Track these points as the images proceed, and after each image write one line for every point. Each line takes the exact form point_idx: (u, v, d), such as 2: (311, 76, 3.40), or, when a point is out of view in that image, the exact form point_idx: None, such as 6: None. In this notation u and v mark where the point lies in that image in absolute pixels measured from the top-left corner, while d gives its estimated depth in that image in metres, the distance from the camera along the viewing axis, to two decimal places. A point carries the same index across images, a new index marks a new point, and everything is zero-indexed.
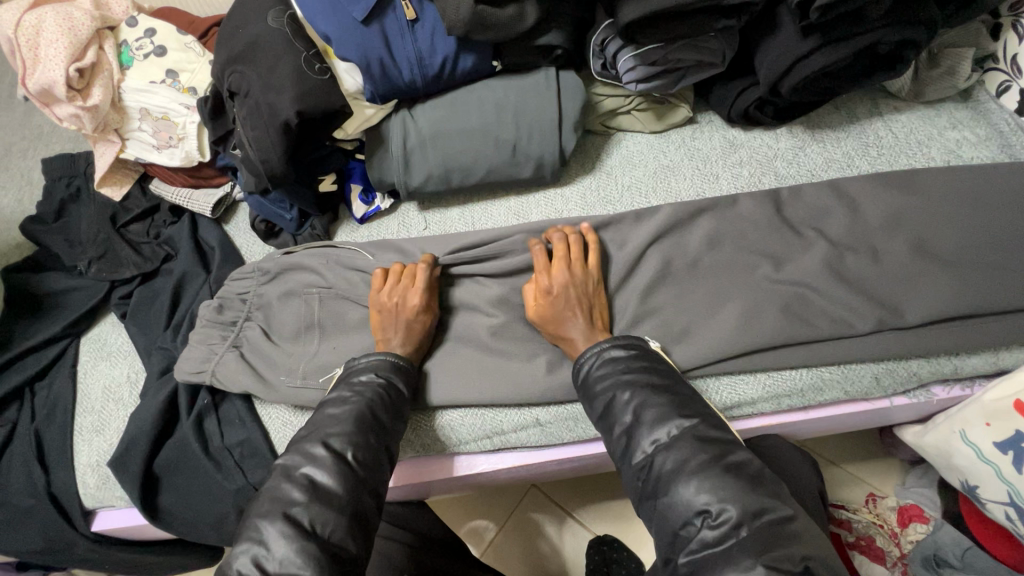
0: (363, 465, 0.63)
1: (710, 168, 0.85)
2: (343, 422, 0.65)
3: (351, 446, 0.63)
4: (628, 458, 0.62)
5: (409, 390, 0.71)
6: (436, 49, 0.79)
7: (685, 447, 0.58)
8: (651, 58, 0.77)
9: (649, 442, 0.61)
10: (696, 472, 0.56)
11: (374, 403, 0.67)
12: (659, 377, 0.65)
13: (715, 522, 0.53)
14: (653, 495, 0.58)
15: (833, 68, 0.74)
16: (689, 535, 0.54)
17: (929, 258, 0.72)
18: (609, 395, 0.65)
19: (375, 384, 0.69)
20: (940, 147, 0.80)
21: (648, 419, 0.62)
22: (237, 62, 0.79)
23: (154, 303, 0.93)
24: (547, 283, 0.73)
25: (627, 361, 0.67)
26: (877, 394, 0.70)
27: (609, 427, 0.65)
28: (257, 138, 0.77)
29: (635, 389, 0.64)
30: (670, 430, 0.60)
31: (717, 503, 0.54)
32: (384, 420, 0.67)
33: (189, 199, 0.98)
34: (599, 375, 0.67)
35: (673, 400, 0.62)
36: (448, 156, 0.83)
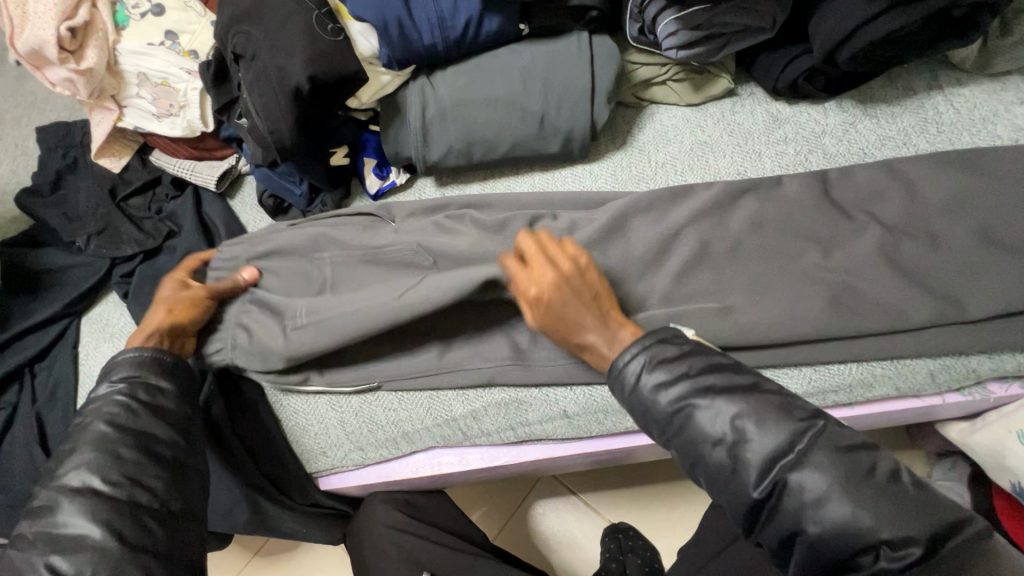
0: (127, 484, 0.56)
1: (752, 145, 0.79)
2: (84, 448, 0.57)
3: (94, 475, 0.55)
4: (739, 483, 0.52)
5: (173, 386, 0.63)
6: (460, 9, 0.73)
7: (823, 465, 0.49)
8: (696, 21, 0.71)
9: (767, 462, 0.51)
10: (849, 493, 0.48)
11: (115, 418, 0.58)
12: (735, 376, 0.55)
13: (892, 553, 0.47)
14: (796, 526, 0.50)
15: (899, 35, 0.67)
16: (857, 563, 0.49)
17: (994, 245, 0.66)
18: (686, 408, 0.54)
19: (114, 395, 0.60)
20: (1005, 125, 0.74)
21: (752, 431, 0.51)
22: (242, 21, 0.72)
23: (157, 281, 0.87)
24: (535, 289, 0.61)
25: (689, 361, 0.56)
26: (931, 390, 0.66)
27: (698, 448, 0.53)
28: (265, 105, 0.71)
29: (720, 395, 0.53)
30: (790, 440, 0.51)
31: (898, 533, 0.47)
32: (149, 426, 0.59)
33: (192, 170, 0.92)
34: (660, 382, 0.55)
35: (772, 402, 0.53)
36: (470, 128, 0.77)
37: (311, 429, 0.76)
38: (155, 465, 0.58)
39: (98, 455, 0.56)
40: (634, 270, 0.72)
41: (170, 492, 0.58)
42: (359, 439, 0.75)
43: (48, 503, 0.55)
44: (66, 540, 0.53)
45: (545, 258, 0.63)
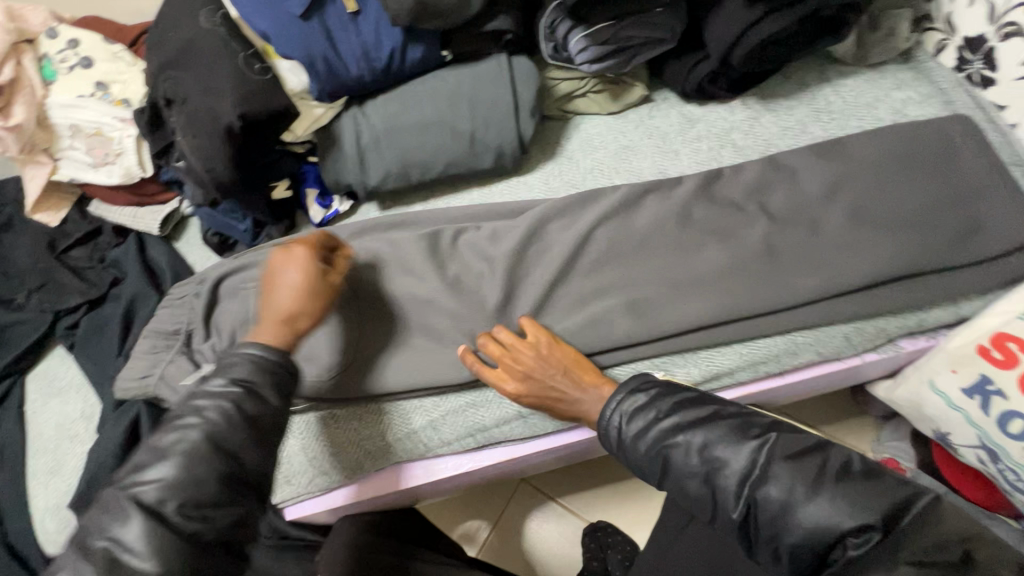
0: (199, 518, 0.49)
1: (670, 145, 0.86)
2: (171, 460, 0.50)
3: (168, 499, 0.49)
4: (721, 507, 0.57)
5: (280, 400, 0.58)
6: (382, 42, 0.76)
7: (780, 474, 0.53)
8: (603, 37, 0.77)
9: (739, 482, 0.55)
10: (811, 495, 0.51)
11: (218, 429, 0.52)
12: (700, 410, 0.61)
13: (857, 542, 0.48)
14: (774, 539, 0.53)
15: (781, 36, 0.74)
16: (833, 560, 0.50)
17: (887, 213, 0.73)
18: (662, 447, 0.61)
19: (223, 401, 0.54)
20: (887, 109, 0.82)
21: (721, 459, 0.57)
22: (171, 67, 0.75)
23: (104, 330, 0.86)
24: (512, 383, 0.70)
25: (656, 404, 0.63)
26: (849, 352, 0.72)
27: (682, 484, 0.60)
28: (199, 146, 0.73)
29: (687, 430, 0.60)
30: (752, 458, 0.55)
31: (855, 523, 0.48)
32: (239, 450, 0.53)
33: (134, 218, 0.93)
34: (639, 431, 0.63)
35: (732, 425, 0.58)
36: (406, 151, 0.81)
37: None
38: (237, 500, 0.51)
39: (176, 475, 0.50)
40: (572, 271, 0.76)
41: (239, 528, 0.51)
42: (322, 463, 0.75)
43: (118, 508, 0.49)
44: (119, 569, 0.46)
45: (509, 354, 0.71)
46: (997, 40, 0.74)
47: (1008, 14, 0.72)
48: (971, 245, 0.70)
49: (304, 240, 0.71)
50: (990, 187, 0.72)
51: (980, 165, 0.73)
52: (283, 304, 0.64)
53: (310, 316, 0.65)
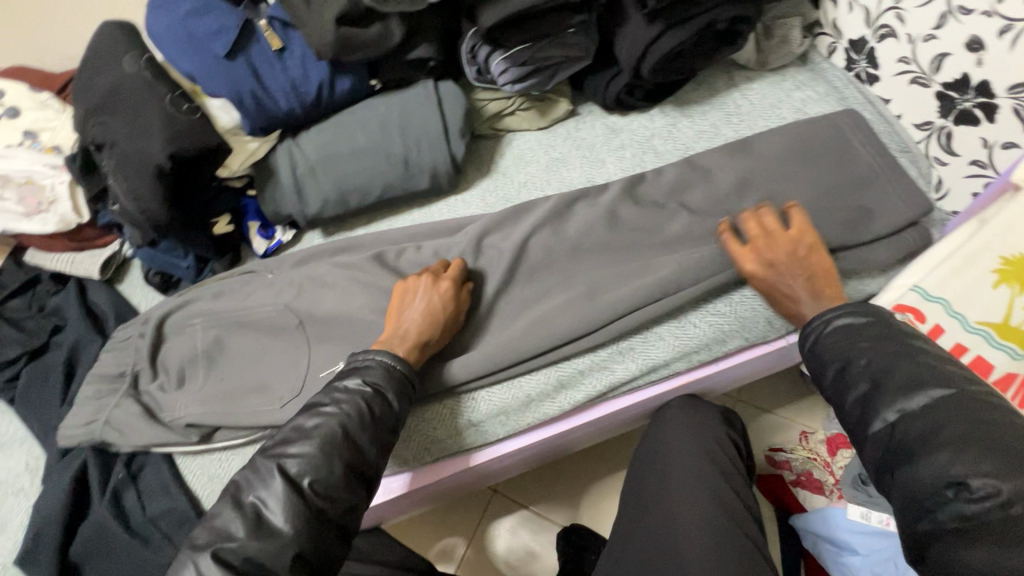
0: (324, 495, 0.59)
1: (596, 155, 0.90)
2: (312, 440, 0.61)
3: (308, 474, 0.59)
4: (861, 423, 0.56)
5: (401, 406, 0.66)
6: (310, 75, 0.79)
7: (952, 418, 0.50)
8: (522, 59, 0.81)
9: (893, 412, 0.53)
10: (952, 443, 0.48)
11: (349, 420, 0.62)
12: (901, 341, 0.56)
13: (972, 497, 0.46)
14: (895, 463, 0.52)
15: (683, 48, 0.80)
16: (935, 509, 0.48)
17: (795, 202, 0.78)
18: (842, 362, 0.58)
19: (358, 398, 0.64)
20: (789, 109, 0.88)
21: (894, 387, 0.54)
22: (99, 113, 0.75)
23: (47, 380, 0.85)
24: (754, 258, 0.71)
25: (859, 328, 0.59)
26: (773, 334, 0.77)
27: (841, 397, 0.58)
28: (132, 188, 0.73)
29: (874, 356, 0.56)
30: (923, 394, 0.52)
31: (979, 478, 0.46)
32: (364, 442, 0.62)
33: (72, 263, 0.92)
34: (829, 345, 0.60)
35: (924, 369, 0.53)
36: (342, 178, 0.83)
37: None
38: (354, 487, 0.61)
39: (316, 457, 0.60)
40: (511, 279, 0.79)
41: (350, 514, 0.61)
42: None
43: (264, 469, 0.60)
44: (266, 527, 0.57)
45: (774, 229, 0.71)
46: (875, 41, 0.82)
47: (881, 17, 0.79)
48: (867, 226, 0.75)
49: (444, 269, 0.77)
50: (879, 174, 0.79)
51: (872, 157, 0.80)
52: (413, 329, 0.71)
53: (436, 341, 0.72)
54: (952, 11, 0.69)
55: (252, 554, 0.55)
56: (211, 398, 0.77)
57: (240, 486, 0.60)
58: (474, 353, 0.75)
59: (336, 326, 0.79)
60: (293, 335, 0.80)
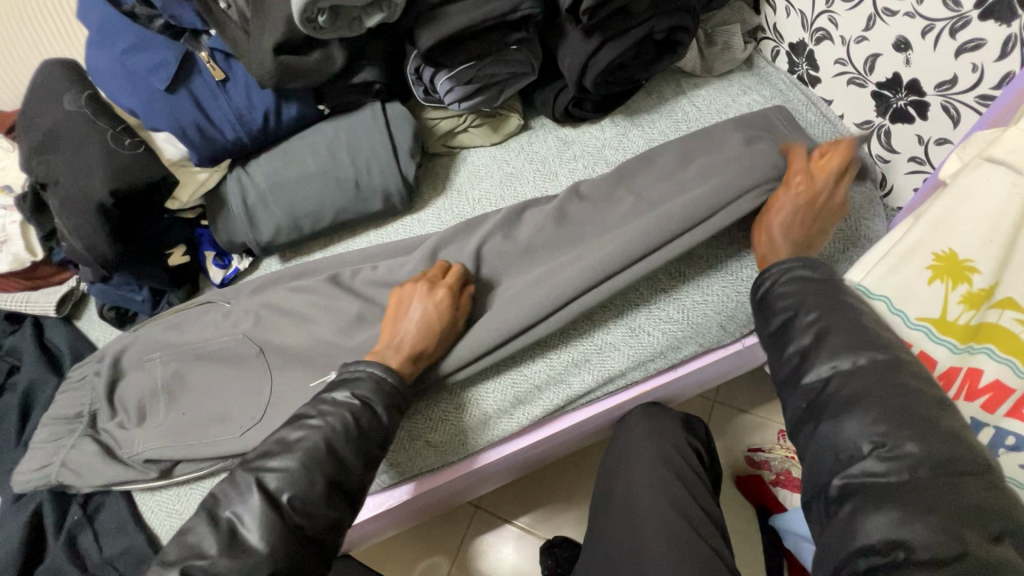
0: (303, 512, 0.58)
1: (549, 168, 0.91)
2: (295, 453, 0.60)
3: (289, 489, 0.58)
4: (796, 376, 0.55)
5: (389, 420, 0.65)
6: (255, 104, 0.79)
7: (876, 383, 0.50)
8: (466, 77, 0.82)
9: (826, 367, 0.53)
10: (874, 403, 0.49)
11: (335, 436, 0.61)
12: (846, 297, 0.57)
13: (886, 455, 0.47)
14: (819, 416, 0.52)
15: (624, 59, 0.81)
16: (851, 471, 0.48)
17: None
18: (792, 313, 0.58)
19: (346, 409, 0.63)
20: (735, 113, 0.89)
21: (835, 343, 0.54)
22: (41, 151, 0.75)
23: (3, 422, 0.84)
24: (796, 178, 0.71)
25: (812, 281, 0.59)
26: (727, 338, 0.77)
27: (780, 347, 0.58)
28: (75, 225, 0.73)
29: (822, 311, 0.56)
30: (855, 357, 0.52)
31: (892, 439, 0.47)
32: (344, 453, 0.62)
33: (26, 301, 0.91)
34: (783, 295, 0.60)
35: (863, 331, 0.54)
36: (293, 204, 0.83)
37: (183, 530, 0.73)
38: (333, 505, 0.60)
39: (297, 471, 0.59)
40: None
41: (333, 530, 0.60)
42: None
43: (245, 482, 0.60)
44: (241, 543, 0.56)
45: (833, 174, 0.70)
46: (813, 44, 0.83)
47: (816, 20, 0.81)
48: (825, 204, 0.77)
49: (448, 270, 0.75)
50: None
51: (807, 139, 0.78)
52: (410, 340, 0.70)
53: (433, 352, 0.71)
54: (879, 12, 0.71)
55: (220, 571, 0.54)
56: (166, 433, 0.75)
57: (217, 499, 0.59)
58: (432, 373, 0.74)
59: (293, 351, 0.79)
60: (249, 364, 0.78)
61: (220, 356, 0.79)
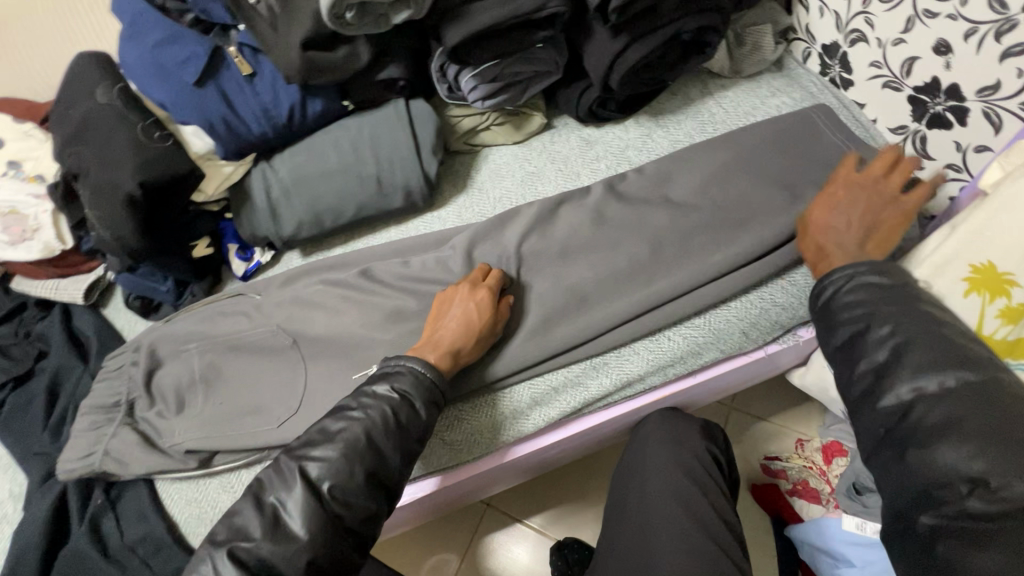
0: (343, 503, 0.59)
1: (571, 168, 0.90)
2: (335, 445, 0.61)
3: (328, 479, 0.60)
4: (874, 398, 0.58)
5: (427, 415, 0.65)
6: (281, 99, 0.80)
7: (970, 411, 0.52)
8: (490, 76, 0.81)
9: (907, 388, 0.56)
10: (967, 436, 0.52)
11: (375, 429, 0.62)
12: (918, 312, 0.58)
13: (984, 495, 0.50)
14: (904, 445, 0.55)
15: (650, 59, 0.79)
16: (939, 502, 0.52)
17: (762, 206, 0.78)
18: (860, 327, 0.60)
19: (384, 404, 0.63)
20: (764, 114, 0.88)
21: (909, 361, 0.56)
22: (73, 143, 0.76)
23: (30, 406, 0.86)
24: (840, 188, 0.70)
25: (878, 290, 0.60)
26: (750, 345, 0.76)
27: (851, 361, 0.60)
28: (104, 216, 0.74)
29: (894, 324, 0.58)
30: (942, 381, 0.54)
31: (984, 477, 0.50)
32: (403, 452, 0.64)
33: (57, 288, 0.93)
34: (849, 304, 0.61)
35: (936, 345, 0.56)
36: (316, 199, 0.84)
37: (203, 518, 0.75)
38: (370, 497, 0.61)
39: (337, 461, 0.60)
40: None
41: (369, 523, 0.61)
42: None
43: (284, 472, 0.61)
44: (282, 531, 0.58)
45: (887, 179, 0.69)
46: (847, 45, 0.81)
47: (851, 21, 0.79)
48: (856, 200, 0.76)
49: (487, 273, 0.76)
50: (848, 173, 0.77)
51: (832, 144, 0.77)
52: (448, 337, 0.70)
53: (471, 353, 0.71)
54: (918, 14, 0.69)
55: (265, 554, 0.56)
56: (187, 422, 0.76)
57: (261, 484, 0.61)
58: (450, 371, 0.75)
59: (314, 345, 0.80)
60: (272, 357, 0.80)
61: (243, 348, 0.81)
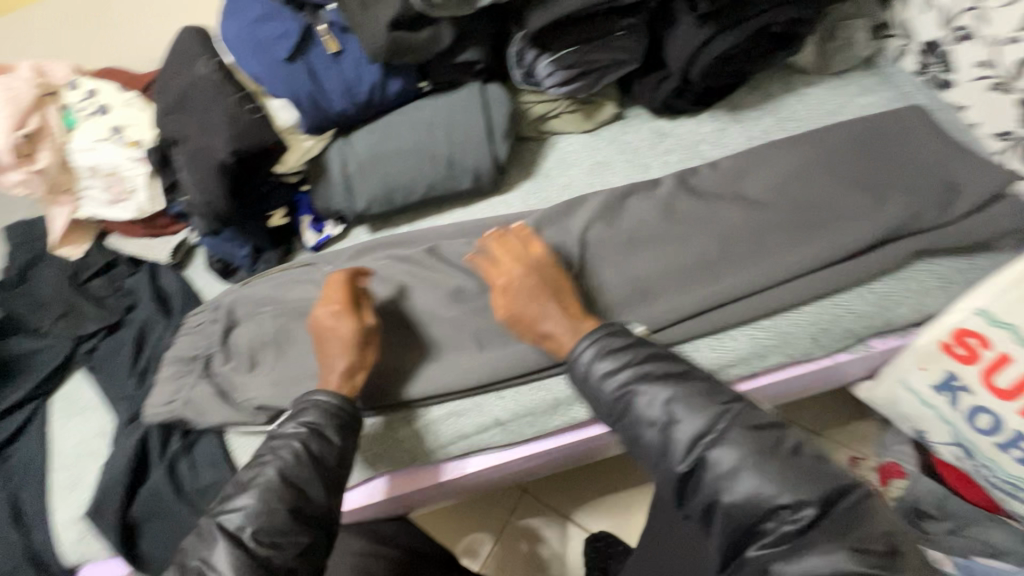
0: (269, 545, 0.59)
1: (641, 160, 0.89)
2: (250, 492, 0.61)
3: (251, 526, 0.59)
4: (669, 460, 0.57)
5: (342, 442, 0.67)
6: (363, 77, 0.83)
7: (732, 446, 0.54)
8: (568, 62, 0.81)
9: (695, 441, 0.56)
10: (749, 466, 0.53)
11: (288, 466, 0.63)
12: (671, 365, 0.61)
13: (792, 517, 0.51)
14: (713, 496, 0.54)
15: (736, 51, 0.77)
16: (764, 533, 0.52)
17: (844, 209, 0.75)
18: (630, 387, 0.61)
19: (296, 441, 0.64)
20: (850, 114, 0.84)
21: (681, 415, 0.57)
22: (174, 111, 0.82)
23: (119, 352, 0.93)
24: (499, 280, 0.73)
25: (627, 354, 0.63)
26: (818, 351, 0.74)
27: (636, 430, 0.60)
28: (197, 180, 0.79)
29: (652, 384, 0.60)
30: (712, 422, 0.56)
31: (799, 497, 0.51)
32: (306, 482, 0.63)
33: (148, 247, 1.01)
34: (597, 373, 0.63)
35: (701, 388, 0.59)
36: (389, 177, 0.86)
37: None
38: (302, 530, 0.61)
39: (255, 508, 0.60)
40: None
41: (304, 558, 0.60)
42: None
43: (204, 533, 0.60)
44: None
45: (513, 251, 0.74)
46: (952, 43, 0.76)
47: (959, 17, 0.74)
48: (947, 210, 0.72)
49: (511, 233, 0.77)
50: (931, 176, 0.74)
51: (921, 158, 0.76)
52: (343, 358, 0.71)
53: (365, 363, 0.73)
54: None
55: None
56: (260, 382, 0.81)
57: (185, 551, 0.60)
58: (512, 351, 0.76)
59: None
60: None
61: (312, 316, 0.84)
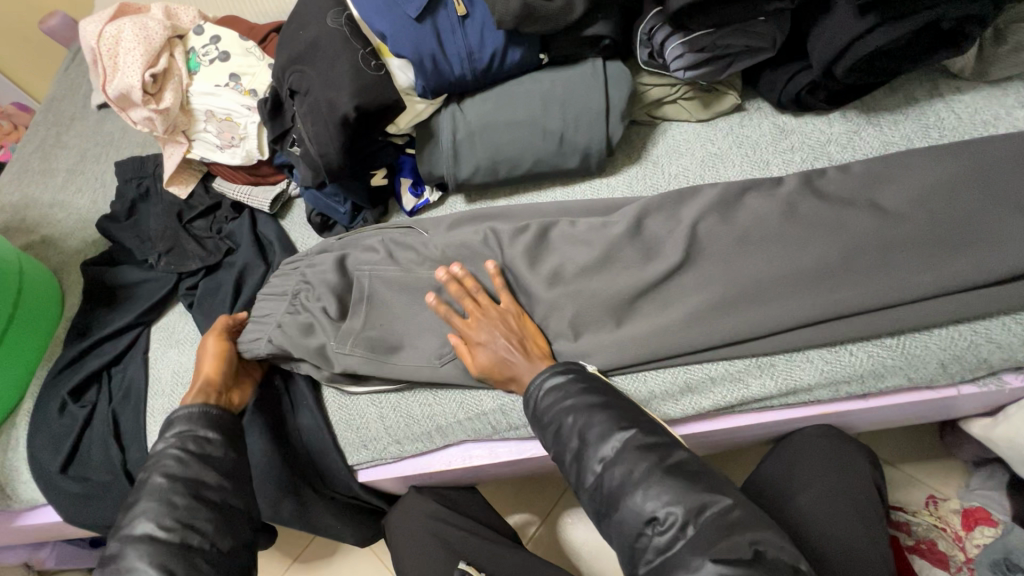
0: (181, 529, 0.63)
1: (760, 155, 0.84)
2: (149, 498, 0.64)
3: (153, 522, 0.63)
4: (579, 477, 0.65)
5: (219, 435, 0.71)
6: (486, 43, 0.81)
7: (625, 463, 0.61)
8: (700, 45, 0.78)
9: (598, 461, 0.63)
10: (641, 481, 0.60)
11: (172, 468, 0.66)
12: (597, 396, 0.67)
13: (661, 527, 0.57)
14: (609, 511, 0.62)
15: (891, 47, 0.71)
16: (643, 545, 0.59)
17: (990, 229, 0.69)
18: (556, 422, 0.67)
19: (170, 447, 0.68)
20: (1007, 127, 0.77)
21: (592, 440, 0.64)
22: (298, 63, 0.83)
23: (217, 294, 0.97)
24: (476, 336, 0.75)
25: (567, 386, 0.68)
26: (944, 380, 0.68)
27: (561, 452, 0.67)
28: (316, 132, 0.81)
29: (578, 412, 0.66)
30: (614, 446, 0.63)
31: (662, 510, 0.58)
32: (199, 474, 0.67)
33: (249, 195, 1.03)
34: (546, 407, 0.68)
35: (613, 414, 0.65)
36: (497, 148, 0.85)
37: (354, 421, 0.83)
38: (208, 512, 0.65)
39: (155, 509, 0.63)
40: (657, 279, 0.76)
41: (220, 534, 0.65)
42: (396, 432, 0.81)
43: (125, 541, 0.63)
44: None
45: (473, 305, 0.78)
46: None
47: None
48: None
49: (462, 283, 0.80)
50: None
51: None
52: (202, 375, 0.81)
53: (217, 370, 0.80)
54: None
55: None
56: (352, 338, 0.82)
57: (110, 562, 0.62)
58: (611, 337, 0.75)
59: None
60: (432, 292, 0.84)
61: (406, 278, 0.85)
